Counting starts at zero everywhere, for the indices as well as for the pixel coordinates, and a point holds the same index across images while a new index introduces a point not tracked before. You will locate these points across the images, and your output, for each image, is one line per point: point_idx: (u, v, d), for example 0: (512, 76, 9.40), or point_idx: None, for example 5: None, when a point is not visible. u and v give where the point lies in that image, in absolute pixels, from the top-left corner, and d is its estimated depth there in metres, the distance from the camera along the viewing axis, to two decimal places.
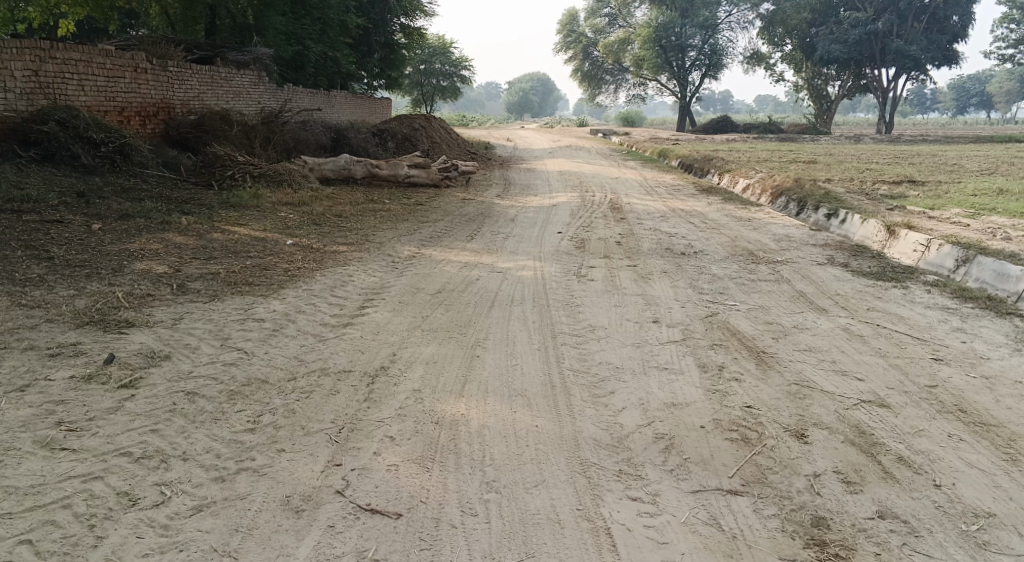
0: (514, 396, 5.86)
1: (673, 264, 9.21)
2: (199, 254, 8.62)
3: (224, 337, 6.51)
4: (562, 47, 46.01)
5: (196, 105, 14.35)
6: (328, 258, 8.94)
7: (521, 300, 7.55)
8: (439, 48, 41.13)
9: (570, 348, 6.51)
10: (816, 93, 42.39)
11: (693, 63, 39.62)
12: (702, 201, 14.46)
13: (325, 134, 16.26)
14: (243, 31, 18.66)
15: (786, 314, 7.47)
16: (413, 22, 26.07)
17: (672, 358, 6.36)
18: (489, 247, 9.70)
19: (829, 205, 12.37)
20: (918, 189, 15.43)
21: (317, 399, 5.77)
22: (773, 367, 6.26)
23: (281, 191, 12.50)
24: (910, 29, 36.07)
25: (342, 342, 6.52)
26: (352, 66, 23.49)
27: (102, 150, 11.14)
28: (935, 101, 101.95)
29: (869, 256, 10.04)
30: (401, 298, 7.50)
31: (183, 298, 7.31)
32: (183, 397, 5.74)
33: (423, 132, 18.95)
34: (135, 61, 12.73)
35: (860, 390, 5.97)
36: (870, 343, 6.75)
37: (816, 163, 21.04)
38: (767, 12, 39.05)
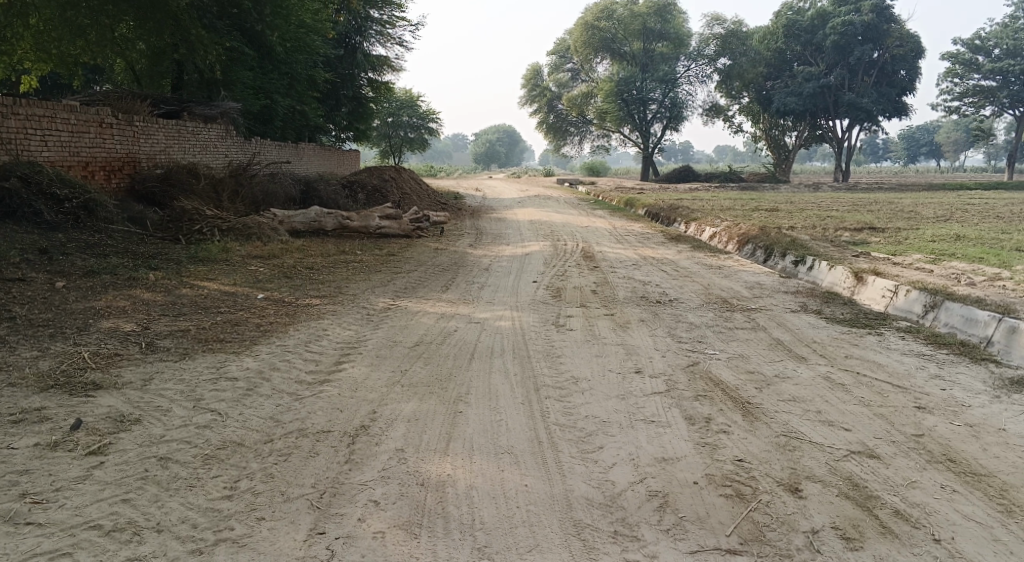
0: (500, 454, 5.72)
1: (649, 312, 9.18)
2: (168, 311, 8.41)
3: (197, 397, 6.30)
4: (527, 100, 46.70)
5: (162, 159, 14.19)
6: (301, 312, 8.76)
7: (501, 351, 7.43)
8: (405, 101, 41.48)
9: (554, 402, 6.39)
10: (774, 143, 43.35)
11: (654, 115, 40.41)
12: (671, 249, 14.55)
13: (294, 187, 16.16)
14: (209, 85, 18.61)
15: (766, 363, 7.45)
16: (380, 76, 26.26)
17: (658, 410, 6.27)
18: (464, 298, 9.60)
19: (796, 252, 12.50)
20: (880, 235, 15.71)
21: (296, 462, 5.58)
22: (760, 418, 6.20)
23: (250, 244, 12.33)
24: (861, 83, 37.17)
25: (320, 400, 6.33)
26: (320, 119, 23.53)
27: (66, 206, 10.89)
28: (887, 150, 104.89)
29: (840, 302, 10.12)
30: (378, 353, 7.34)
31: (153, 357, 7.08)
32: (156, 463, 5.51)
33: (392, 183, 18.93)
34: (101, 116, 12.58)
35: (849, 440, 5.93)
36: (853, 391, 6.73)
37: (779, 210, 21.38)
38: (725, 66, 39.71)
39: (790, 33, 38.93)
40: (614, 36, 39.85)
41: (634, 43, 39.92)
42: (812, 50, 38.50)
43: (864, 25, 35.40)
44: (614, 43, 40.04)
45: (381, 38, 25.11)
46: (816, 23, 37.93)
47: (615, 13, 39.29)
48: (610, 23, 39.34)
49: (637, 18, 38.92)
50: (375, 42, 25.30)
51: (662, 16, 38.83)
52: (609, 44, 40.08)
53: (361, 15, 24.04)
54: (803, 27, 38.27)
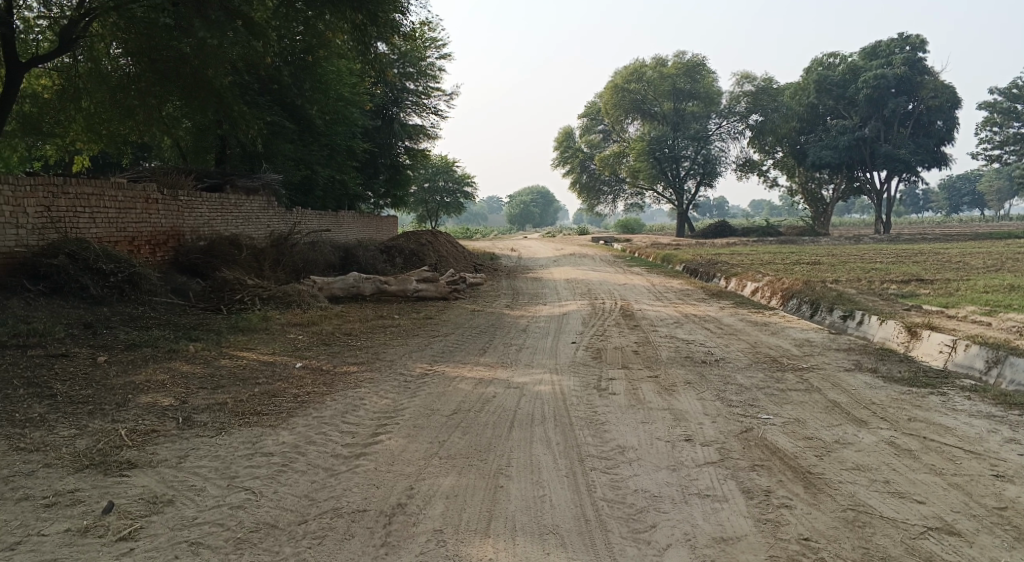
0: (544, 534, 5.40)
1: (696, 374, 8.83)
2: (206, 383, 8.29)
3: (231, 475, 6.09)
4: (560, 162, 47.10)
5: (206, 231, 14.30)
6: (338, 381, 8.58)
7: (542, 419, 7.12)
8: (441, 167, 42.00)
9: (600, 474, 6.05)
10: (811, 197, 42.83)
11: (687, 172, 40.42)
12: (713, 306, 14.18)
13: (333, 254, 16.18)
14: (251, 158, 18.92)
15: (825, 427, 7.04)
16: (416, 143, 26.55)
17: (713, 483, 5.91)
18: (502, 361, 9.36)
19: (844, 306, 12.08)
20: (928, 287, 15.18)
21: (330, 546, 5.32)
22: (824, 490, 5.81)
23: (290, 311, 12.28)
24: (898, 134, 36.74)
25: (356, 475, 6.08)
26: (358, 186, 23.79)
27: (111, 280, 10.94)
28: (928, 200, 103.36)
29: (895, 359, 9.68)
30: (415, 423, 7.08)
31: (188, 433, 6.91)
32: (187, 550, 5.31)
33: (429, 247, 18.89)
34: (146, 192, 12.76)
35: (924, 515, 5.54)
36: (922, 458, 6.31)
37: (821, 264, 20.87)
38: (757, 122, 39.49)
39: (821, 88, 38.41)
40: (644, 97, 40.14)
41: (664, 103, 39.99)
42: (845, 104, 38.09)
43: (896, 78, 35.23)
44: (645, 104, 40.25)
45: (417, 107, 25.48)
46: (847, 77, 37.61)
47: (644, 75, 39.67)
48: (639, 85, 39.75)
49: (666, 79, 39.01)
50: (411, 112, 25.66)
51: (691, 76, 38.86)
52: (638, 105, 40.34)
53: (397, 86, 24.43)
54: (833, 81, 37.85)
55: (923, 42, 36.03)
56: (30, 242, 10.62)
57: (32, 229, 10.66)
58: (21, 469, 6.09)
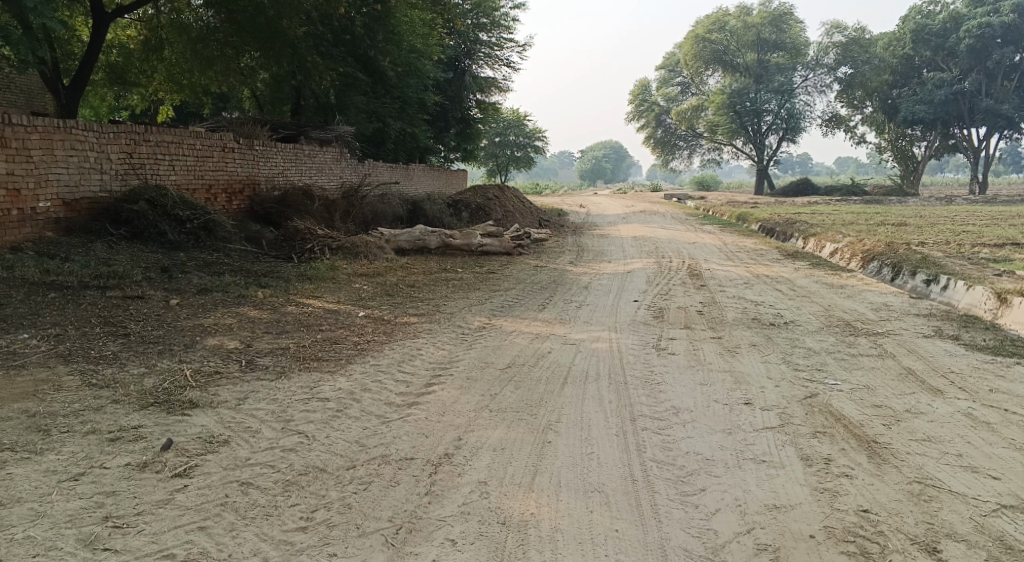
0: (589, 492, 5.30)
1: (762, 336, 8.53)
2: (271, 328, 8.40)
3: (286, 418, 6.15)
4: (634, 116, 46.17)
5: (280, 181, 14.48)
6: (398, 331, 8.60)
7: (597, 376, 6.99)
8: (514, 121, 41.62)
9: (652, 434, 5.90)
10: (900, 154, 40.90)
11: (769, 127, 38.91)
12: (788, 266, 13.69)
13: (402, 206, 16.22)
14: (326, 110, 19.04)
15: (896, 396, 6.71)
16: (488, 97, 26.31)
17: (770, 448, 5.69)
18: (562, 317, 9.22)
19: (928, 270, 11.48)
20: (1022, 252, 14.32)
21: (375, 492, 5.33)
22: (889, 460, 5.53)
23: (358, 262, 12.37)
24: (1001, 88, 34.73)
25: (407, 424, 6.07)
26: (430, 140, 23.75)
27: (187, 227, 11.18)
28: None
29: (980, 326, 9.15)
30: (469, 375, 7.03)
31: (250, 376, 7.02)
32: (238, 489, 5.39)
33: (498, 201, 18.77)
34: (224, 140, 12.92)
35: (999, 492, 5.21)
36: (1001, 432, 5.95)
37: (906, 225, 19.93)
38: (845, 75, 37.83)
39: (918, 38, 36.30)
40: (725, 48, 38.84)
41: (748, 54, 38.54)
42: (944, 55, 36.13)
43: (1003, 27, 33.04)
44: (725, 55, 38.87)
45: (489, 60, 25.17)
46: (948, 26, 35.20)
47: (727, 24, 38.36)
48: (721, 35, 38.44)
49: (750, 29, 37.70)
50: (483, 64, 25.38)
51: (777, 26, 37.48)
52: (721, 56, 38.91)
53: (470, 37, 24.12)
54: (933, 31, 35.60)
55: None
56: (113, 188, 10.90)
57: (115, 174, 10.93)
58: (90, 404, 6.26)
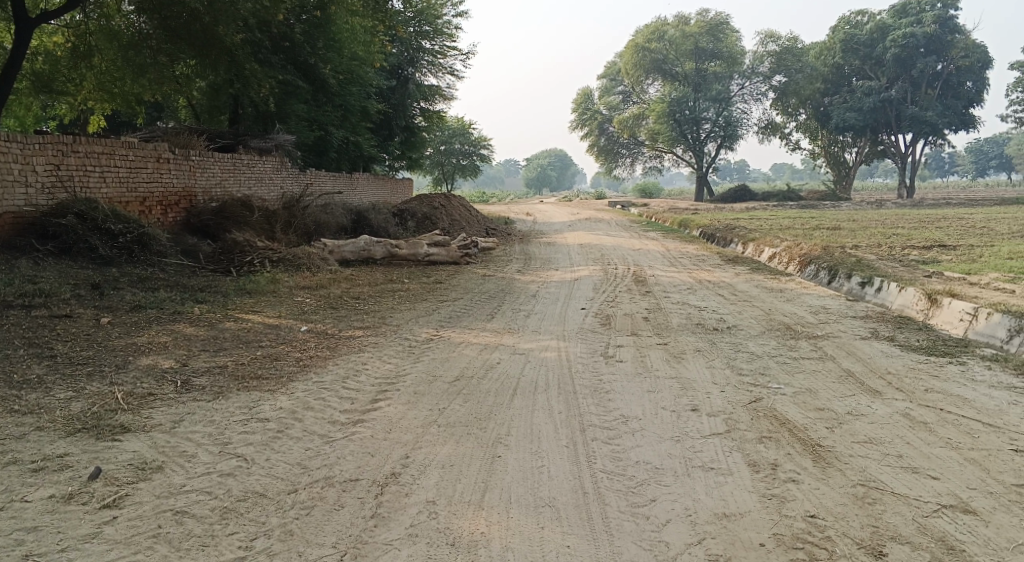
0: (540, 507, 5.24)
1: (706, 341, 8.61)
2: (208, 346, 8.16)
3: (224, 441, 5.96)
4: (578, 124, 46.53)
5: (218, 192, 14.14)
6: (342, 345, 8.44)
7: (546, 387, 6.94)
8: (459, 129, 41.58)
9: (601, 445, 5.87)
10: (833, 160, 42.00)
11: (707, 135, 39.65)
12: (729, 271, 13.89)
13: (345, 216, 15.99)
14: (265, 119, 18.70)
15: (837, 398, 6.81)
16: (431, 105, 26.18)
17: (718, 455, 5.71)
18: (510, 327, 9.16)
19: (863, 272, 11.76)
20: (951, 253, 14.79)
21: (318, 517, 5.19)
22: (833, 464, 5.60)
23: (299, 274, 12.13)
24: (926, 95, 35.94)
25: (351, 443, 5.93)
26: (374, 149, 23.52)
27: (119, 241, 10.82)
28: (954, 164, 101.53)
29: (913, 327, 9.40)
30: (416, 389, 6.91)
31: (186, 397, 6.79)
32: (171, 519, 5.19)
33: (442, 210, 18.64)
34: (158, 151, 12.56)
35: (938, 492, 5.31)
36: (938, 432, 6.08)
37: (841, 229, 20.42)
38: (780, 84, 38.85)
39: (847, 48, 37.64)
40: (665, 57, 39.31)
41: (687, 63, 38.92)
42: (872, 64, 37.19)
43: (926, 37, 34.26)
44: (665, 64, 39.32)
45: (433, 68, 25.04)
46: (875, 36, 36.45)
47: (666, 34, 38.81)
48: (660, 45, 38.86)
49: (688, 38, 38.20)
50: (426, 73, 25.24)
51: (714, 36, 38.07)
52: (660, 65, 39.46)
53: (413, 45, 23.97)
54: (860, 40, 36.93)
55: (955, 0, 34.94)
56: (39, 202, 10.50)
57: (40, 188, 10.53)
58: (13, 432, 5.98)
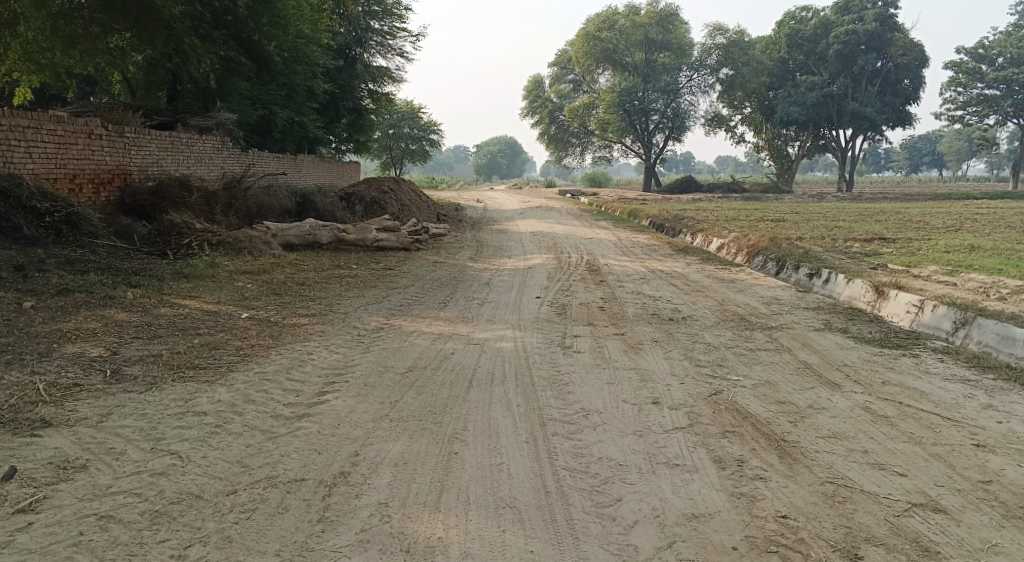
0: (499, 509, 4.97)
1: (663, 332, 8.42)
2: (142, 333, 7.67)
3: (158, 437, 5.55)
4: (527, 112, 46.24)
5: (155, 171, 13.47)
6: (286, 333, 8.03)
7: (503, 378, 6.66)
8: (407, 113, 40.90)
9: (562, 440, 5.62)
10: (777, 153, 42.49)
11: (656, 126, 39.67)
12: (680, 261, 13.77)
13: (290, 199, 15.44)
14: (205, 97, 17.95)
15: (798, 391, 6.67)
16: (380, 88, 25.57)
17: (682, 451, 5.51)
18: (462, 315, 8.84)
19: (811, 263, 11.75)
20: (892, 246, 14.91)
21: (260, 521, 4.83)
22: (800, 460, 5.44)
23: (241, 258, 11.62)
24: (865, 91, 36.54)
25: (296, 439, 5.57)
26: (320, 131, 22.86)
27: (46, 220, 10.19)
28: (889, 160, 104.15)
29: (864, 319, 9.36)
30: (366, 381, 6.57)
31: (117, 388, 6.33)
32: (95, 524, 4.77)
33: (391, 195, 18.16)
34: (90, 127, 11.88)
35: (908, 490, 5.19)
36: (900, 426, 5.98)
37: (786, 220, 20.54)
38: (726, 77, 38.61)
39: (793, 43, 38.05)
40: (615, 47, 39.09)
41: (636, 54, 38.98)
42: (815, 60, 37.71)
43: (867, 34, 34.89)
44: (616, 54, 39.17)
45: (381, 50, 24.41)
46: (818, 32, 37.08)
47: (616, 23, 38.64)
48: (611, 34, 38.63)
49: (638, 28, 38.08)
50: (374, 55, 24.60)
51: (663, 26, 38.12)
52: (610, 55, 39.18)
53: (360, 26, 23.30)
54: (805, 36, 37.50)
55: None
56: None
57: None
58: None
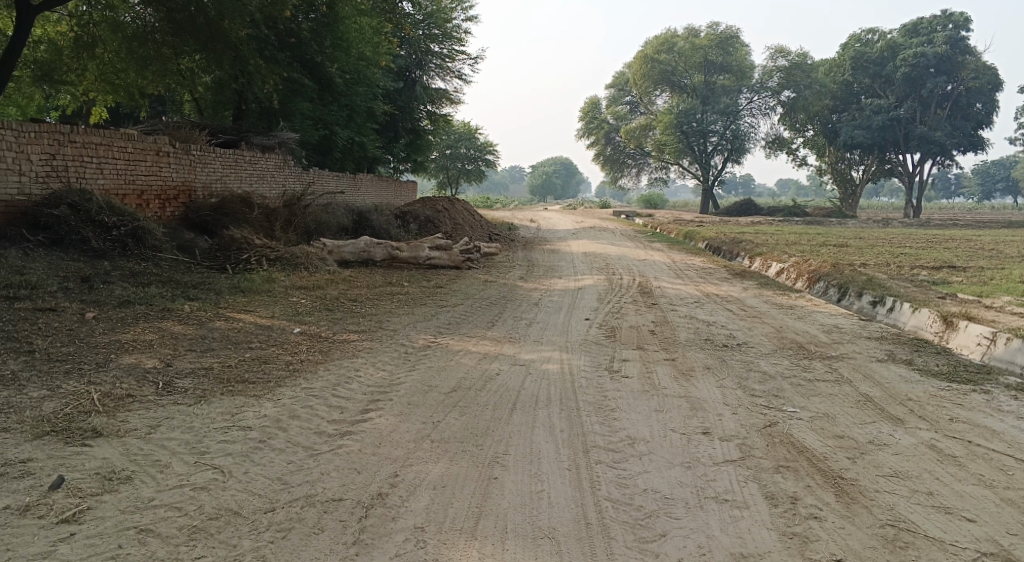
0: (539, 539, 4.83)
1: (716, 359, 8.18)
2: (195, 345, 7.75)
3: (202, 450, 5.55)
4: (585, 133, 46.15)
5: (218, 187, 13.71)
6: (335, 349, 8.03)
7: (549, 402, 6.52)
8: (465, 133, 41.18)
9: (607, 469, 5.46)
10: (840, 177, 41.57)
11: (715, 148, 39.18)
12: (736, 285, 13.46)
13: (347, 216, 15.59)
14: (269, 115, 18.29)
15: (857, 425, 6.39)
16: (438, 108, 25.78)
17: (733, 486, 5.29)
18: (511, 336, 8.74)
19: (874, 291, 11.35)
20: (960, 275, 14.34)
21: (296, 541, 4.78)
22: (858, 500, 5.18)
23: (296, 273, 11.73)
24: (934, 115, 35.55)
25: (337, 458, 5.51)
26: (379, 150, 23.11)
27: (113, 233, 10.41)
28: (959, 185, 101.15)
29: (930, 350, 8.96)
30: (410, 400, 6.50)
31: (167, 400, 6.38)
32: (134, 538, 4.77)
33: (446, 214, 18.21)
34: (158, 144, 12.16)
35: (976, 537, 4.89)
36: (968, 467, 5.66)
37: (847, 246, 19.99)
38: (788, 99, 37.88)
39: (857, 66, 37.25)
40: (674, 69, 38.83)
41: (695, 76, 38.64)
42: (881, 82, 36.85)
43: (936, 57, 34.05)
44: (674, 76, 38.95)
45: (441, 71, 24.63)
46: (885, 55, 36.26)
47: (675, 46, 38.39)
48: (671, 56, 38.38)
49: (698, 50, 37.78)
50: (434, 75, 24.83)
51: (723, 49, 37.72)
52: (669, 77, 38.93)
53: (421, 47, 23.57)
54: (870, 58, 36.69)
55: (967, 21, 34.67)
56: (32, 191, 10.10)
57: (34, 178, 10.14)
58: None
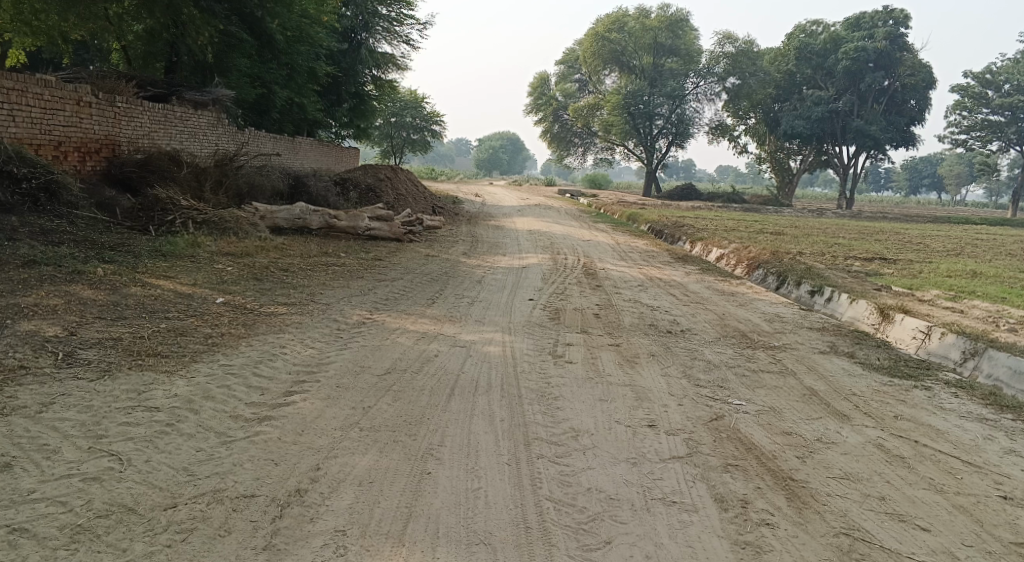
0: (472, 546, 4.46)
1: (660, 345, 7.88)
2: (106, 313, 7.10)
3: (99, 434, 5.03)
4: (532, 109, 45.65)
5: (146, 143, 12.83)
6: (260, 322, 7.47)
7: (489, 388, 6.11)
8: (411, 102, 40.25)
9: (548, 464, 5.11)
10: (778, 166, 41.98)
11: (659, 132, 39.04)
12: (678, 270, 13.22)
13: (282, 180, 14.85)
14: (204, 69, 17.30)
15: (805, 421, 6.14)
16: (384, 73, 24.99)
17: (680, 486, 5.00)
18: (450, 314, 8.29)
19: (813, 281, 11.23)
20: (893, 268, 14.40)
21: (197, 545, 4.35)
22: (810, 505, 4.94)
23: (225, 239, 11.04)
24: (871, 110, 36.05)
25: (252, 447, 5.04)
26: (319, 113, 22.24)
27: (23, 186, 9.57)
28: (889, 180, 103.92)
29: (869, 343, 8.82)
30: (339, 382, 6.01)
31: (65, 373, 5.77)
32: (4, 539, 4.29)
33: (388, 183, 17.57)
34: (79, 94, 11.26)
35: (932, 549, 4.70)
36: (918, 469, 5.46)
37: (784, 234, 20.01)
38: (734, 85, 37.97)
39: (801, 56, 37.62)
40: (623, 49, 38.52)
41: (644, 57, 38.32)
42: (822, 73, 37.32)
43: (876, 52, 34.34)
44: (623, 56, 38.67)
45: (387, 35, 23.79)
46: (828, 47, 36.70)
47: (626, 26, 38.03)
48: (620, 35, 38.06)
49: (647, 32, 37.42)
50: (381, 39, 23.98)
51: (674, 31, 37.28)
52: (618, 56, 38.76)
53: (367, 10, 22.70)
54: (814, 50, 36.94)
55: (906, 18, 35.10)
56: None
57: None
58: None
